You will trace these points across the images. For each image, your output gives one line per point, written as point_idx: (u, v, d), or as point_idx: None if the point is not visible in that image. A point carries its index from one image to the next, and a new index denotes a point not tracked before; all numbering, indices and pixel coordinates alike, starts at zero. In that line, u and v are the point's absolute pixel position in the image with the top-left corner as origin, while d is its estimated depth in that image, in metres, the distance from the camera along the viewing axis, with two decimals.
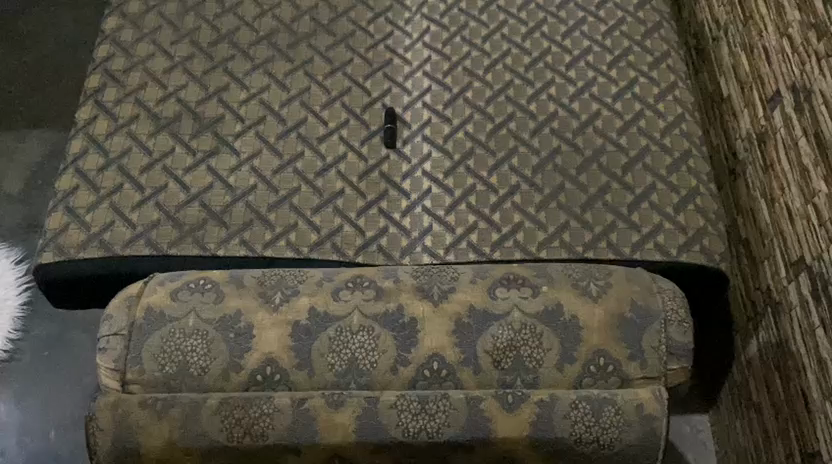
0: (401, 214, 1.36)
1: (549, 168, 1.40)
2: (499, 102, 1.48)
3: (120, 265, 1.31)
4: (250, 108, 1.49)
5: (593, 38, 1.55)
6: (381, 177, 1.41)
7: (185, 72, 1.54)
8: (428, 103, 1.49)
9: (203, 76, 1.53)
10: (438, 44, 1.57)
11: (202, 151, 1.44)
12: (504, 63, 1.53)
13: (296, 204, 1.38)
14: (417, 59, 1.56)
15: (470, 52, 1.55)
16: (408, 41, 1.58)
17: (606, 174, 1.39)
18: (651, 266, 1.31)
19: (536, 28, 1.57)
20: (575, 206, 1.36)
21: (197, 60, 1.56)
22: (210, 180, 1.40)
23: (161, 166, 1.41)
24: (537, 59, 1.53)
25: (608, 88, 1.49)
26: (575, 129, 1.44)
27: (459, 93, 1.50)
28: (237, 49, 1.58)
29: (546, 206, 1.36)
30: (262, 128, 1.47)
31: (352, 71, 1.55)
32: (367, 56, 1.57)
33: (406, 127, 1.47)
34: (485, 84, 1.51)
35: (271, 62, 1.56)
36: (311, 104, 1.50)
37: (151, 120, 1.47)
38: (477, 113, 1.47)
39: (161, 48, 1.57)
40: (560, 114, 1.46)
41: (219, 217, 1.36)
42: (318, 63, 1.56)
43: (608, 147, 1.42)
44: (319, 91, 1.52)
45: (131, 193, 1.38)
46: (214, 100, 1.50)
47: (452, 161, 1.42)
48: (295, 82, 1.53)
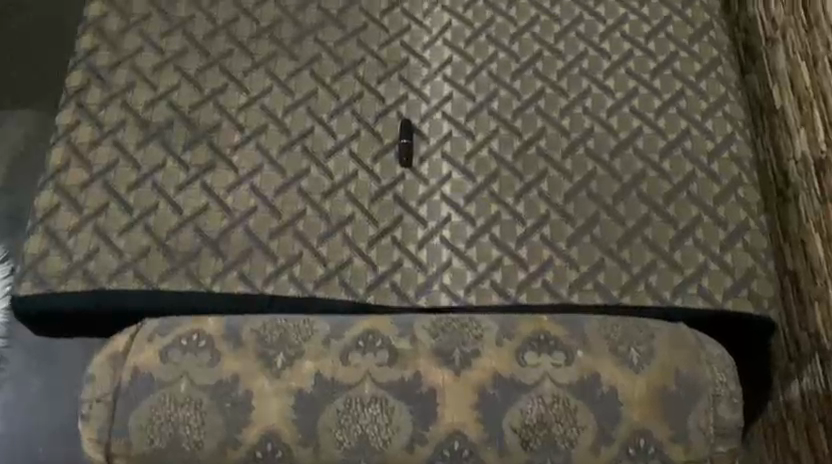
0: (417, 245, 1.23)
1: (583, 195, 1.25)
2: (528, 115, 1.32)
3: (103, 301, 1.18)
4: (250, 115, 1.34)
5: (635, 40, 1.38)
6: (396, 201, 1.27)
7: (177, 70, 1.37)
8: (449, 114, 1.33)
9: (198, 75, 1.37)
10: (461, 43, 1.40)
11: (197, 165, 1.29)
12: (534, 69, 1.36)
13: (301, 230, 1.24)
14: (437, 59, 1.39)
15: (496, 54, 1.38)
16: (426, 37, 1.41)
17: (647, 204, 1.25)
18: (694, 315, 1.18)
19: (571, 27, 1.40)
20: (611, 241, 1.22)
21: (190, 56, 1.39)
22: (206, 201, 1.26)
23: (151, 182, 1.27)
24: (572, 64, 1.36)
25: (650, 102, 1.33)
26: (613, 150, 1.29)
27: (484, 103, 1.34)
28: (235, 44, 1.41)
29: (579, 241, 1.22)
30: (263, 139, 1.32)
31: (364, 72, 1.38)
32: (381, 55, 1.40)
33: (424, 142, 1.31)
34: (512, 93, 1.34)
35: (274, 59, 1.39)
36: (318, 111, 1.35)
37: (140, 128, 1.32)
38: (504, 128, 1.32)
39: (151, 41, 1.40)
40: (596, 131, 1.30)
41: (215, 245, 1.22)
42: (325, 62, 1.39)
43: (649, 172, 1.27)
44: (327, 96, 1.36)
45: (118, 215, 1.24)
46: (210, 105, 1.34)
47: (474, 183, 1.27)
48: (300, 85, 1.37)
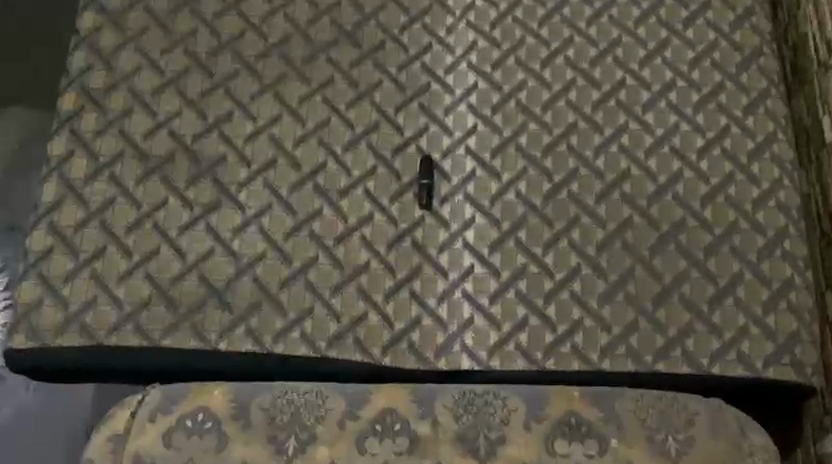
0: (437, 299, 1.14)
1: (616, 247, 1.16)
2: (559, 153, 1.22)
3: (103, 360, 1.11)
4: (258, 147, 1.24)
5: (677, 67, 1.27)
6: (415, 248, 1.18)
7: (179, 93, 1.27)
8: (473, 149, 1.23)
9: (201, 100, 1.26)
10: (487, 67, 1.28)
11: (201, 204, 1.20)
12: (567, 100, 1.25)
13: (312, 280, 1.16)
14: (460, 85, 1.27)
15: (525, 81, 1.27)
16: (449, 59, 1.29)
17: (685, 258, 1.16)
18: (728, 383, 1.11)
19: (608, 51, 1.28)
20: (646, 299, 1.14)
21: (192, 77, 1.28)
22: (210, 245, 1.18)
23: (152, 223, 1.19)
24: (608, 95, 1.25)
25: (692, 140, 1.22)
26: (651, 195, 1.19)
27: (511, 138, 1.23)
28: (241, 62, 1.29)
29: (611, 299, 1.14)
30: (272, 175, 1.22)
31: (381, 99, 1.27)
32: (400, 79, 1.29)
33: (446, 181, 1.21)
34: (542, 127, 1.24)
35: (283, 82, 1.28)
36: (332, 143, 1.24)
37: (139, 160, 1.22)
38: (531, 167, 1.21)
39: (150, 59, 1.29)
40: (632, 173, 1.20)
41: (221, 295, 1.14)
42: (339, 85, 1.28)
43: (689, 222, 1.18)
44: (341, 126, 1.25)
45: (117, 261, 1.16)
46: (214, 134, 1.24)
47: (500, 230, 1.18)
48: (311, 112, 1.26)
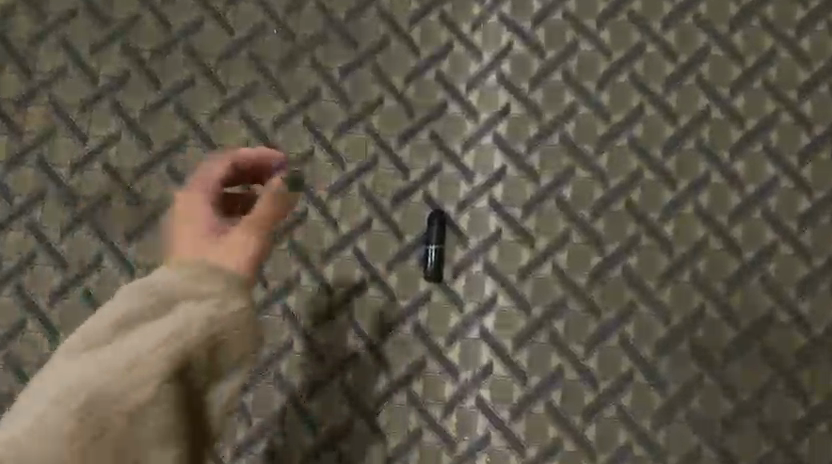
0: (443, 408, 0.89)
1: (681, 348, 0.89)
2: (614, 212, 0.92)
3: None
4: None
5: (783, 95, 0.93)
6: (417, 335, 0.91)
7: (117, 110, 0.97)
8: (499, 201, 0.93)
9: (145, 120, 0.97)
10: (525, 83, 0.95)
11: (144, 265, 0.93)
12: (629, 136, 0.93)
13: (284, 374, 0.91)
14: (488, 107, 0.95)
15: (575, 106, 0.94)
16: (474, 68, 0.96)
17: (771, 367, 0.89)
18: None
19: (691, 67, 0.94)
20: (713, 420, 0.88)
21: (133, 86, 0.97)
22: None
23: (81, 290, 0.93)
24: (685, 133, 0.93)
25: (794, 202, 0.91)
26: (732, 278, 0.90)
27: (551, 188, 0.93)
28: (197, 65, 0.98)
29: (668, 419, 0.88)
30: None
31: (381, 122, 0.96)
32: (406, 95, 0.96)
33: (461, 245, 0.92)
34: (593, 175, 0.93)
35: (252, 96, 0.97)
36: (314, 185, 0.95)
37: (64, 204, 0.95)
38: (576, 231, 0.92)
39: (77, 58, 0.98)
40: (710, 247, 0.91)
41: None
42: (325, 102, 0.96)
43: (779, 318, 0.89)
44: (326, 161, 0.95)
45: (39, 340, 0.92)
46: (162, 169, 0.96)
47: (529, 317, 0.90)
48: (289, 140, 0.96)
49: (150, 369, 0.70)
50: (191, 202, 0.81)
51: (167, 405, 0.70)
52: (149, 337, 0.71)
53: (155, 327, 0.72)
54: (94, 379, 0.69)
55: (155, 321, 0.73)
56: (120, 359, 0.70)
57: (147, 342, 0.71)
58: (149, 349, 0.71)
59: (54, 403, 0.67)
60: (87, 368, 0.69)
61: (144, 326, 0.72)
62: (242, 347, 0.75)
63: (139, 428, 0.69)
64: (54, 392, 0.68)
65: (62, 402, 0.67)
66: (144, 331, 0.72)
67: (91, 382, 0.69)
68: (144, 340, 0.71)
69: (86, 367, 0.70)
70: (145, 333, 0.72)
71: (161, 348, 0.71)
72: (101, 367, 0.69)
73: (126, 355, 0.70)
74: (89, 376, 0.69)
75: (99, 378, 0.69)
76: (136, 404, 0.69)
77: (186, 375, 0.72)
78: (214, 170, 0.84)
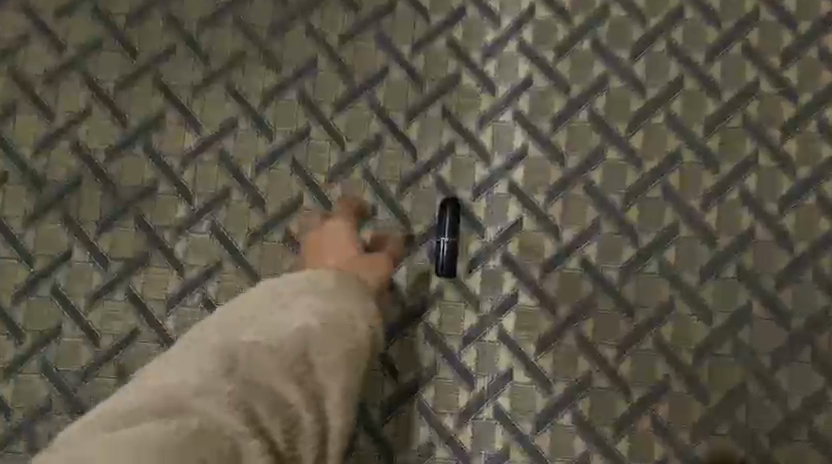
0: (457, 420, 0.80)
1: (724, 352, 0.79)
2: (649, 199, 0.82)
3: None
4: (203, 171, 0.84)
5: None
6: (428, 338, 0.81)
7: (87, 84, 0.86)
8: (520, 186, 0.82)
9: (119, 95, 0.86)
10: (549, 52, 0.84)
11: (120, 259, 0.83)
12: (666, 112, 0.83)
13: None
14: (506, 79, 0.84)
15: (605, 78, 0.83)
16: (491, 35, 0.85)
17: (825, 373, 0.79)
18: None
19: (736, 34, 0.83)
20: (760, 432, 0.79)
21: (105, 56, 0.86)
22: (135, 323, 0.82)
23: (49, 287, 0.83)
24: (730, 108, 0.82)
25: None
26: (781, 272, 0.80)
27: (578, 171, 0.82)
28: (177, 32, 0.87)
29: (709, 431, 0.79)
30: (223, 217, 0.83)
31: (386, 97, 0.85)
32: (414, 66, 0.85)
33: (477, 237, 0.82)
34: (626, 156, 0.82)
35: (240, 67, 0.86)
36: (311, 168, 0.84)
37: (29, 189, 0.84)
38: (607, 220, 0.81)
39: (42, 25, 0.87)
40: (757, 237, 0.81)
41: None
42: (323, 74, 0.85)
43: None
44: (325, 140, 0.84)
45: (2, 344, 0.82)
46: (139, 150, 0.85)
47: (553, 317, 0.80)
48: (282, 117, 0.85)
49: (346, 325, 0.66)
50: (319, 233, 0.81)
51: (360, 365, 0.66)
52: (307, 302, 0.66)
53: (283, 305, 0.66)
54: (277, 333, 0.62)
55: (291, 288, 0.68)
56: (248, 328, 0.63)
57: (275, 306, 0.66)
58: (328, 306, 0.66)
59: (249, 339, 0.61)
60: (229, 322, 0.64)
61: (274, 301, 0.67)
62: (381, 345, 0.71)
63: (332, 382, 0.63)
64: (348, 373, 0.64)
65: (263, 349, 0.60)
66: (287, 307, 0.65)
67: (264, 339, 0.61)
68: (274, 311, 0.65)
69: (255, 327, 0.63)
70: (265, 302, 0.66)
71: (313, 302, 0.66)
72: (300, 318, 0.64)
73: (295, 305, 0.66)
74: (265, 330, 0.62)
75: (296, 326, 0.63)
76: (346, 358, 0.64)
77: (354, 326, 0.66)
78: (342, 217, 0.82)
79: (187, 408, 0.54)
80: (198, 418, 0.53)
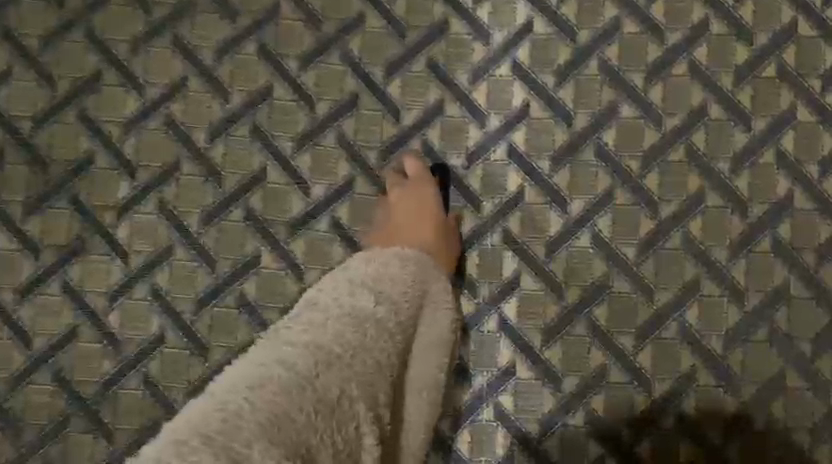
0: (452, 423, 0.69)
1: (757, 338, 0.69)
2: (671, 162, 0.70)
3: None
4: (147, 140, 0.71)
5: None
6: None
7: (7, 38, 0.72)
8: (520, 151, 0.71)
9: (45, 51, 0.72)
10: None
11: (53, 245, 0.71)
12: (689, 61, 0.71)
13: None
14: (502, 25, 0.71)
15: (618, 21, 0.71)
16: None
17: None
18: None
19: None
20: (799, 430, 0.68)
21: (26, 4, 0.73)
22: (72, 320, 0.70)
23: None
24: (763, 56, 0.71)
25: None
26: (824, 246, 0.69)
27: (587, 132, 0.70)
28: None
29: (742, 428, 0.68)
30: (172, 193, 0.71)
31: (362, 48, 0.72)
32: (394, 11, 0.72)
33: (471, 211, 0.70)
34: (643, 114, 0.70)
35: (188, 15, 0.73)
36: (275, 135, 0.71)
37: None
38: (621, 188, 0.70)
39: None
40: (795, 206, 0.70)
41: (92, 410, 0.69)
42: (287, 23, 0.72)
43: None
44: (290, 101, 0.72)
45: None
46: (71, 116, 0.72)
47: (560, 302, 0.69)
48: (240, 74, 0.72)
49: (439, 307, 0.64)
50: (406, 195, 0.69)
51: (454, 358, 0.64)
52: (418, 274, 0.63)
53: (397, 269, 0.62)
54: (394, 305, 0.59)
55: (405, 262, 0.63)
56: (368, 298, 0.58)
57: (387, 272, 0.61)
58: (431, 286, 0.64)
59: (374, 303, 0.58)
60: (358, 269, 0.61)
61: (391, 269, 0.62)
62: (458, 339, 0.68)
63: (424, 369, 0.63)
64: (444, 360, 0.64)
65: (378, 328, 0.57)
66: (402, 281, 0.61)
67: (381, 316, 0.58)
68: (395, 282, 0.61)
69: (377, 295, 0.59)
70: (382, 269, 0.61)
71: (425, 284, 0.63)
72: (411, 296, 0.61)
73: (406, 274, 0.62)
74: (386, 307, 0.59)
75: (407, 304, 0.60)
76: (442, 347, 0.64)
77: (441, 321, 0.64)
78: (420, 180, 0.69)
79: (331, 369, 0.52)
80: (336, 390, 0.51)
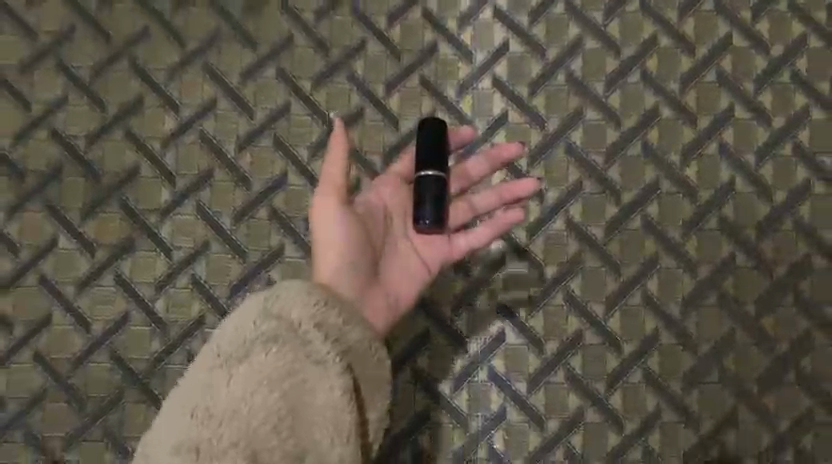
0: (452, 384, 0.80)
1: (710, 303, 0.81)
2: (631, 156, 0.83)
3: None
4: (184, 153, 0.84)
5: (811, 16, 0.84)
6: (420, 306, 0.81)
7: (62, 70, 0.85)
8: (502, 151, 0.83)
9: (95, 80, 0.85)
10: (524, 16, 0.85)
11: (106, 245, 0.83)
12: (643, 71, 0.84)
13: None
14: (483, 46, 0.84)
15: (581, 40, 0.84)
16: (465, 3, 0.85)
17: (808, 318, 0.81)
18: None
19: None
20: (749, 379, 0.80)
21: (78, 41, 0.85)
22: (125, 308, 0.82)
23: (37, 276, 0.82)
24: (704, 64, 0.84)
25: (827, 135, 0.83)
26: (763, 222, 0.82)
27: (558, 133, 0.83)
28: (150, 14, 0.86)
29: (700, 380, 0.80)
30: (208, 196, 0.83)
31: (365, 69, 0.85)
32: (391, 37, 0.85)
33: None
34: (605, 116, 0.83)
35: (217, 47, 0.85)
36: (294, 144, 0.84)
37: (10, 179, 0.83)
38: (589, 179, 0.82)
39: (12, 14, 0.86)
40: (737, 189, 0.82)
41: (145, 385, 0.81)
42: (300, 50, 0.85)
43: (816, 262, 0.81)
44: (306, 116, 0.84)
45: None
46: (119, 135, 0.84)
47: (541, 278, 0.81)
48: (262, 94, 0.85)
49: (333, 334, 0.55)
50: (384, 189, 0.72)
51: (379, 394, 0.59)
52: (288, 382, 0.51)
53: (287, 310, 0.54)
54: (263, 410, 0.49)
55: (298, 297, 0.55)
56: (266, 325, 0.53)
57: (276, 317, 0.53)
58: (310, 372, 0.53)
59: (244, 398, 0.49)
60: (241, 326, 0.53)
61: (284, 314, 0.54)
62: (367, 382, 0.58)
63: (325, 416, 0.53)
64: (342, 413, 0.53)
65: (255, 388, 0.50)
66: (294, 320, 0.54)
67: (254, 374, 0.50)
68: (279, 339, 0.52)
69: (246, 372, 0.50)
70: (271, 307, 0.54)
71: (332, 308, 0.56)
72: (305, 352, 0.53)
73: (263, 385, 0.50)
74: (261, 396, 0.50)
75: (294, 377, 0.52)
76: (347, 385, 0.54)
77: (327, 376, 0.53)
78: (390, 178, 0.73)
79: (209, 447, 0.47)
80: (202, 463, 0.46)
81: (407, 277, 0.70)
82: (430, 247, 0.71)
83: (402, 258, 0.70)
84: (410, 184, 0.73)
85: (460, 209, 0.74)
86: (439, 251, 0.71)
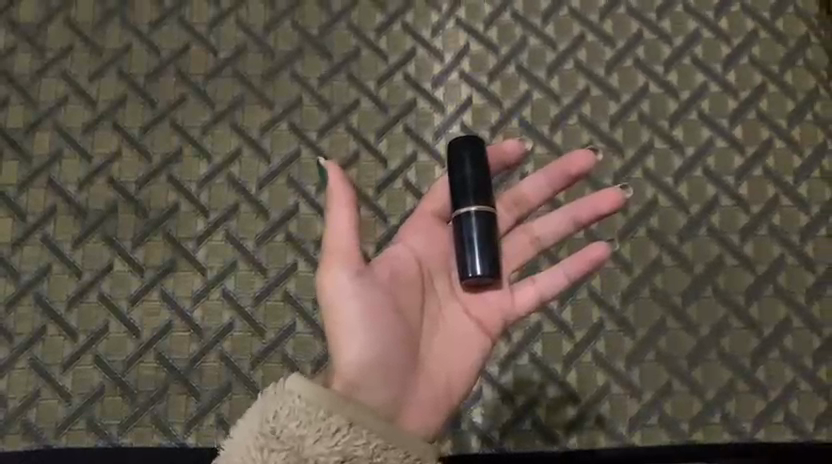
0: None
1: (644, 295, 1.00)
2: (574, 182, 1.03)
3: None
4: (216, 192, 1.04)
5: (709, 68, 1.07)
6: None
7: (116, 130, 1.06)
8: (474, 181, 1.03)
9: (143, 136, 1.06)
10: (484, 76, 1.07)
11: (153, 267, 1.02)
12: (579, 114, 1.05)
13: (290, 353, 0.99)
14: (453, 100, 1.06)
15: (530, 92, 1.06)
16: (438, 69, 1.07)
17: (724, 305, 1.00)
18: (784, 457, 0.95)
19: (627, 52, 1.08)
20: (680, 357, 0.98)
21: (130, 107, 1.07)
22: (167, 316, 1.00)
23: (96, 294, 1.01)
24: (628, 108, 1.06)
25: (729, 160, 1.04)
26: (683, 229, 1.02)
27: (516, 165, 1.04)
28: (187, 84, 1.08)
29: (640, 359, 0.98)
30: (235, 225, 1.03)
31: (359, 122, 1.06)
32: (379, 96, 1.07)
33: None
34: (552, 151, 1.04)
35: (241, 108, 1.07)
36: (303, 182, 1.04)
37: (75, 217, 1.03)
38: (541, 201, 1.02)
39: (77, 87, 1.08)
40: (660, 204, 1.02)
41: (185, 378, 0.98)
42: (307, 108, 1.07)
43: (727, 260, 1.01)
44: (313, 159, 1.05)
45: (60, 343, 0.99)
46: (162, 179, 1.05)
47: None
48: (277, 143, 1.06)
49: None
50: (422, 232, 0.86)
51: None
52: None
53: (304, 441, 0.67)
54: None
55: (317, 431, 0.67)
56: (278, 456, 0.67)
57: (288, 449, 0.67)
58: None
59: None
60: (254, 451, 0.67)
61: (302, 450, 0.67)
62: None
63: None
64: None
65: None
66: (309, 455, 0.67)
67: None
68: None
69: None
70: (282, 432, 0.68)
71: (356, 441, 0.68)
72: None
73: None
74: None
75: None
76: None
77: None
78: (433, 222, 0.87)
79: None
80: None
81: (460, 337, 0.83)
82: (484, 300, 0.83)
83: (451, 323, 0.83)
84: (448, 222, 0.88)
85: (525, 240, 0.89)
86: (500, 303, 0.84)
